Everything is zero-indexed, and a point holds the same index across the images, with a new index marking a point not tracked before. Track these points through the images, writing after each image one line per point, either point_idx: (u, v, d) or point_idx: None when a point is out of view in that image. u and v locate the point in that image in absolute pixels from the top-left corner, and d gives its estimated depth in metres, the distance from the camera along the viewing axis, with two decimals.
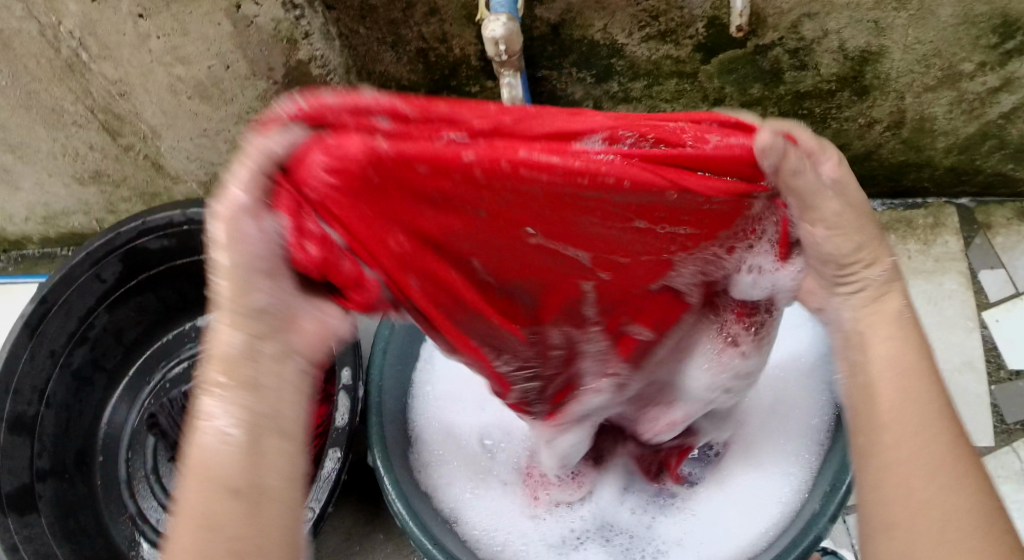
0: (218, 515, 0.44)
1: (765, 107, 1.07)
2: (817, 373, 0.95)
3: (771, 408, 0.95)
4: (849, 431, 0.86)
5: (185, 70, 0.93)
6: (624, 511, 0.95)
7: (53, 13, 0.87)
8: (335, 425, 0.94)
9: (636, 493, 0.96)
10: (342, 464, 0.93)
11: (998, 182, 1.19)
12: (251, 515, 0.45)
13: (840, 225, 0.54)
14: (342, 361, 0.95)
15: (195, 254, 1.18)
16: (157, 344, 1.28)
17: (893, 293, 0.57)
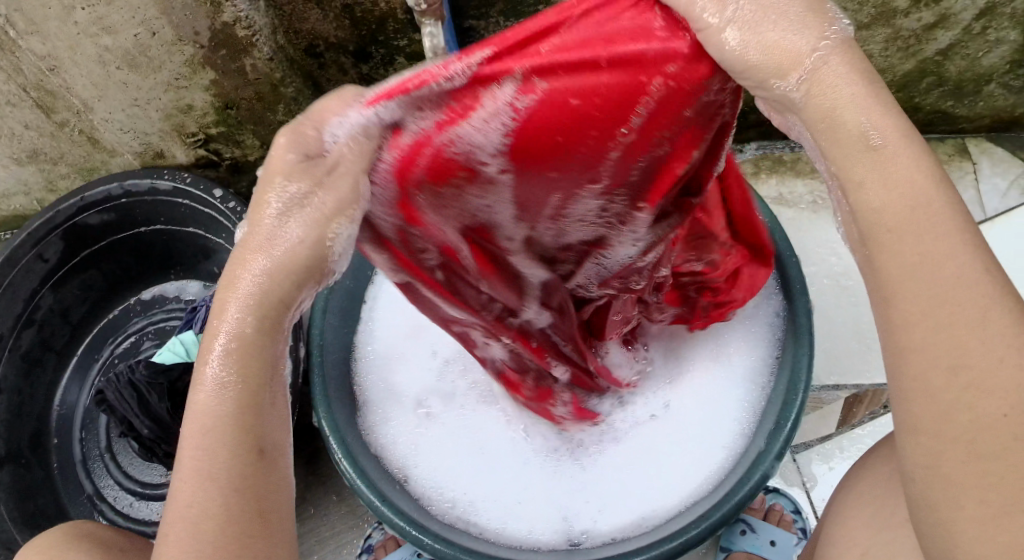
0: (230, 470, 0.46)
1: None
2: (760, 310, 0.96)
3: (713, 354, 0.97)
4: (793, 368, 0.87)
5: (112, 40, 0.91)
6: (562, 462, 0.95)
7: None
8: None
9: (584, 451, 0.96)
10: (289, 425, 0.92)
11: (938, 118, 1.24)
12: (264, 466, 0.47)
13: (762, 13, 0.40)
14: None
15: (136, 226, 1.17)
16: (103, 321, 1.26)
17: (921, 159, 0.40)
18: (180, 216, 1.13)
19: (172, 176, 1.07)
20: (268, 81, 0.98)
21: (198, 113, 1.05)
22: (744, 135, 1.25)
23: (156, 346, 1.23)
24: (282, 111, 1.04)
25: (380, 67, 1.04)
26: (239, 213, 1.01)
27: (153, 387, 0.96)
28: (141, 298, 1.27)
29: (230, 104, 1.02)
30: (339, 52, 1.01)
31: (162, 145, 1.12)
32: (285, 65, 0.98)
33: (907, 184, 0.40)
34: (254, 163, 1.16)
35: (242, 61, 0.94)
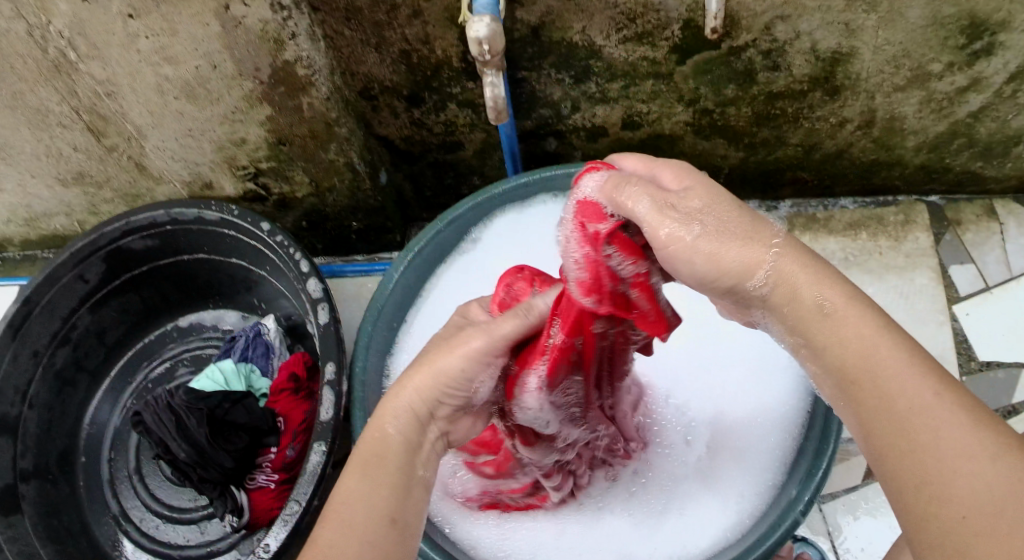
0: None
1: (738, 108, 1.14)
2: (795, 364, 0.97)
3: (750, 402, 0.97)
4: (825, 421, 0.88)
5: (173, 70, 0.92)
6: (622, 499, 0.94)
7: (44, 13, 0.85)
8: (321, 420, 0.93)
9: (635, 508, 0.93)
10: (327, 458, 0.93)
11: (966, 179, 1.27)
12: None
13: (719, 235, 0.59)
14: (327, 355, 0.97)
15: (179, 253, 1.21)
16: (139, 344, 1.29)
17: (798, 276, 0.57)
18: (224, 245, 1.17)
19: (219, 208, 1.09)
20: (323, 120, 1.01)
21: (251, 147, 1.07)
22: (779, 192, 1.35)
23: (191, 373, 1.27)
24: (333, 150, 1.08)
25: (431, 112, 1.10)
26: (284, 245, 1.04)
27: (193, 411, 0.96)
28: (179, 325, 1.31)
29: (283, 140, 1.05)
30: (392, 96, 1.07)
31: (210, 176, 1.14)
32: (340, 104, 1.02)
33: (861, 337, 0.53)
34: (301, 201, 1.20)
35: (300, 100, 0.97)
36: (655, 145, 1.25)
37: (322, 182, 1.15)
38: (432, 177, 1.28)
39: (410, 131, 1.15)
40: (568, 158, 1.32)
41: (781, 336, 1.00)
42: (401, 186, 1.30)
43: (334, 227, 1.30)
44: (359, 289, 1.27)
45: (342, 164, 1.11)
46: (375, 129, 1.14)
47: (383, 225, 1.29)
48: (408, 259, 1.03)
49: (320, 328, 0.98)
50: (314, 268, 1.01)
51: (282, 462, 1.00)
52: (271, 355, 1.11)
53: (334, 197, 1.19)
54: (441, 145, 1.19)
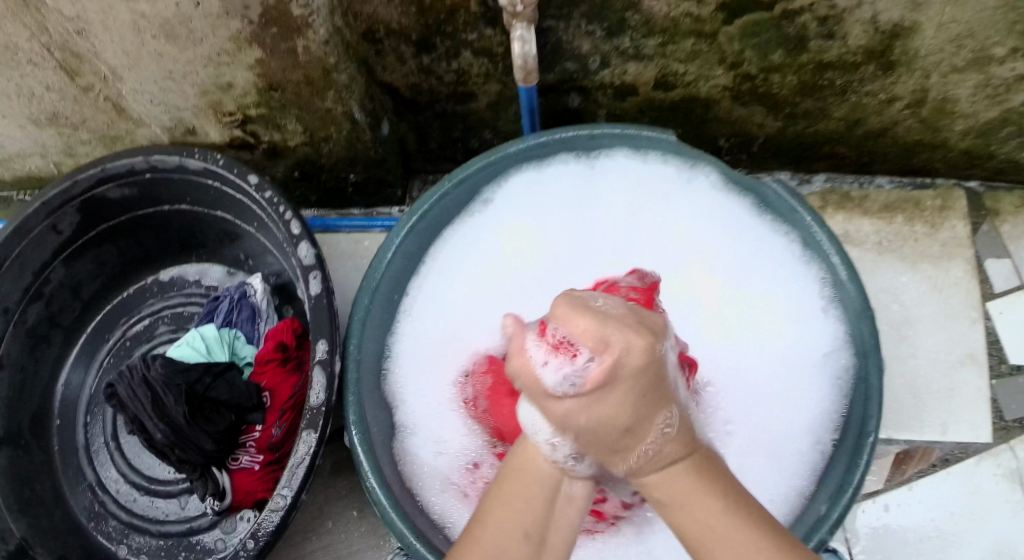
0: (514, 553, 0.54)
1: (783, 75, 1.03)
2: (830, 365, 0.91)
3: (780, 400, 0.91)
4: (859, 429, 0.83)
5: (151, 8, 0.80)
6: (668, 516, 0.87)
7: None
8: (310, 404, 0.83)
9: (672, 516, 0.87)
10: (318, 447, 0.82)
11: (1008, 167, 1.16)
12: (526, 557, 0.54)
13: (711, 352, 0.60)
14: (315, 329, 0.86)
15: (159, 204, 1.12)
16: (115, 300, 1.20)
17: None
18: (209, 196, 1.07)
19: (203, 156, 1.00)
20: (320, 65, 0.89)
21: (238, 93, 0.94)
22: (813, 165, 1.23)
23: (171, 332, 1.18)
24: (331, 99, 0.95)
25: (442, 59, 0.99)
26: (274, 204, 0.94)
27: (170, 388, 0.88)
28: (159, 279, 1.21)
29: (273, 87, 0.92)
30: (401, 40, 0.95)
31: (194, 122, 0.99)
32: (340, 49, 0.89)
33: (701, 515, 0.52)
34: (294, 150, 1.06)
35: (294, 42, 0.85)
36: (687, 108, 1.14)
37: (317, 132, 1.02)
38: (438, 129, 1.14)
39: (418, 78, 1.03)
40: (592, 115, 1.18)
41: (812, 333, 0.93)
42: (404, 138, 1.16)
43: (330, 179, 1.14)
44: (355, 248, 1.14)
45: (339, 114, 0.98)
46: (379, 75, 1.03)
47: (384, 179, 1.14)
48: (410, 222, 0.93)
49: (311, 298, 0.88)
50: (304, 230, 0.91)
51: (268, 442, 0.92)
52: (257, 320, 1.03)
53: (331, 146, 1.06)
54: (451, 95, 1.07)
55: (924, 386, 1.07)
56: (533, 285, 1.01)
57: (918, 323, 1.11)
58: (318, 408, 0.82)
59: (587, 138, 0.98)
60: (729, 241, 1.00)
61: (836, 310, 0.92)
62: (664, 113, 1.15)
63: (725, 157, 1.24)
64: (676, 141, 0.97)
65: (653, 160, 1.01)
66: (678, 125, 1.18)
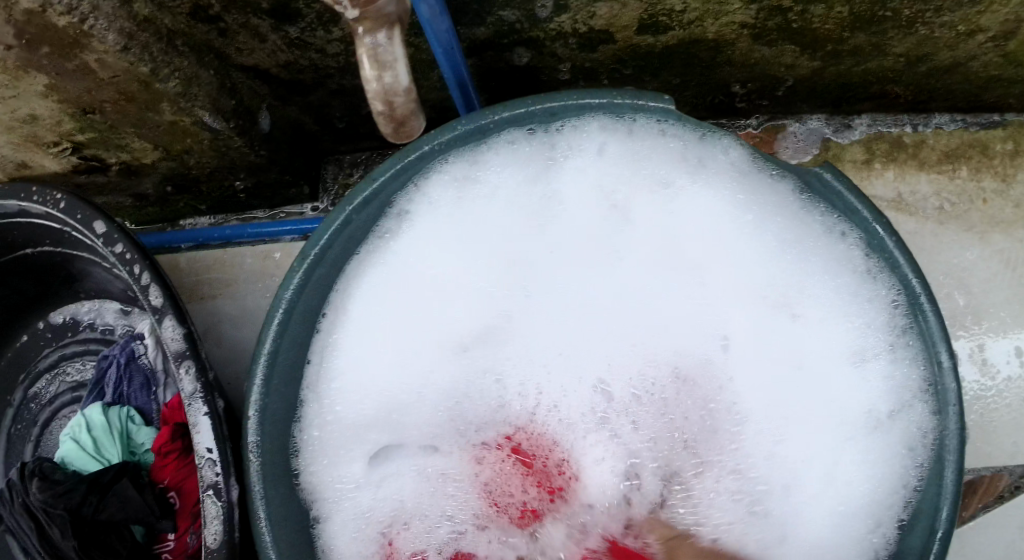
0: None
1: (829, 5, 0.77)
2: (900, 425, 0.70)
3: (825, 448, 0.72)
4: (933, 507, 0.65)
5: None
6: None
7: None
8: (207, 546, 0.67)
9: None
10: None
11: None
12: None
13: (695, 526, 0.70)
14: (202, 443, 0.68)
15: (17, 250, 0.92)
16: (10, 353, 1.05)
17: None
18: (70, 240, 0.86)
19: (43, 198, 0.79)
20: (134, 77, 0.64)
21: (50, 122, 0.70)
22: (855, 106, 0.97)
23: (73, 388, 1.02)
24: (168, 110, 0.70)
25: (318, 28, 0.68)
26: (125, 265, 0.73)
27: (53, 518, 0.76)
28: (51, 324, 1.04)
29: (87, 109, 0.68)
30: (248, 11, 0.65)
31: (20, 156, 0.77)
32: (159, 48, 0.64)
33: None
34: (154, 166, 0.81)
35: (82, 57, 0.61)
36: (689, 52, 0.87)
37: (172, 145, 0.76)
38: (343, 106, 0.84)
39: (291, 55, 0.73)
40: (552, 71, 0.91)
41: (873, 368, 0.71)
42: (300, 122, 0.86)
43: (213, 188, 0.89)
44: (263, 266, 0.90)
45: (189, 126, 0.72)
46: (235, 58, 0.72)
47: (279, 180, 0.89)
48: (301, 270, 0.68)
49: (188, 396, 0.69)
50: (169, 300, 0.71)
51: (184, 553, 0.81)
52: (153, 386, 0.88)
53: (198, 158, 0.80)
54: (345, 66, 0.76)
55: (972, 393, 0.90)
56: (496, 321, 0.78)
57: (990, 314, 0.91)
58: (219, 551, 0.67)
59: (545, 114, 0.69)
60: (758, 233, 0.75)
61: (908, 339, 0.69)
62: (657, 60, 0.88)
63: (739, 103, 0.99)
64: (676, 108, 0.68)
65: (644, 130, 0.74)
66: (677, 71, 0.91)
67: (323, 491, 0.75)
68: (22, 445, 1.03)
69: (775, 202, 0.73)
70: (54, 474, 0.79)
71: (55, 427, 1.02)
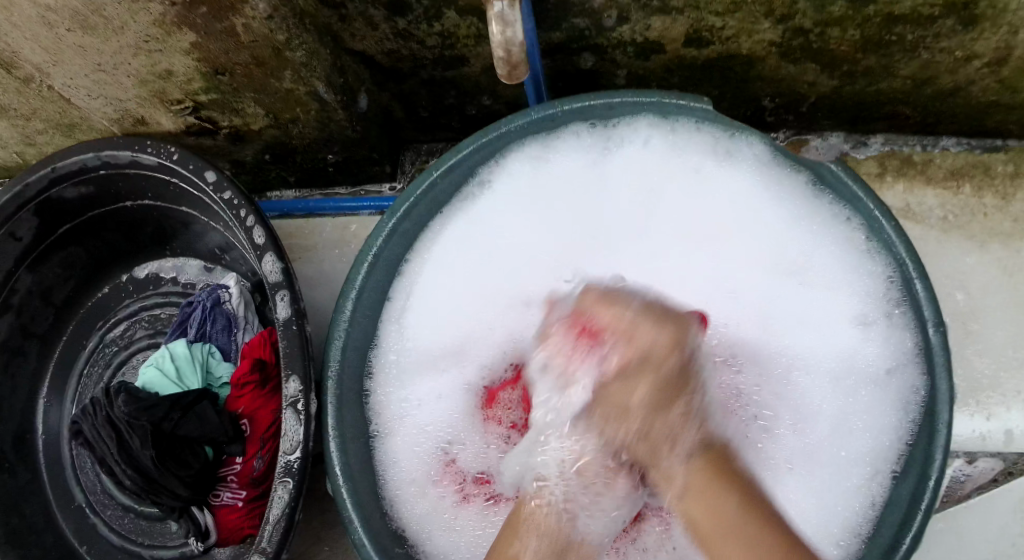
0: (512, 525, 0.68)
1: (844, 28, 0.89)
2: (894, 383, 0.78)
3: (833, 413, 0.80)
4: (924, 460, 0.73)
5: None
6: None
7: None
8: (284, 452, 0.76)
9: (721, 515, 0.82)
10: (294, 503, 0.75)
11: None
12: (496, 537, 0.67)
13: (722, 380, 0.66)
14: (288, 362, 0.78)
15: (119, 201, 1.04)
16: (91, 302, 1.15)
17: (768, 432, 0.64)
18: (172, 193, 0.98)
19: (157, 150, 0.91)
20: (269, 44, 0.77)
21: (181, 80, 0.83)
22: (870, 125, 1.09)
23: (148, 335, 1.12)
24: (289, 78, 0.82)
25: (421, 21, 0.80)
26: (234, 209, 0.84)
27: (136, 430, 0.85)
28: (134, 278, 1.15)
29: (219, 70, 0.81)
30: (369, 1, 0.78)
31: (142, 112, 0.90)
32: (293, 22, 0.76)
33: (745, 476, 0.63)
34: (259, 133, 0.93)
35: (231, 20, 0.73)
36: (725, 65, 0.99)
37: (281, 113, 0.89)
38: (428, 96, 0.96)
39: (395, 44, 0.85)
40: (608, 76, 1.03)
41: (877, 341, 0.79)
42: (389, 108, 0.99)
43: (306, 160, 1.00)
44: (343, 234, 1.00)
45: (302, 94, 0.85)
46: (348, 43, 0.86)
47: (365, 158, 1.00)
48: (391, 223, 0.81)
49: (280, 322, 0.79)
50: (271, 239, 0.81)
51: (248, 476, 0.89)
52: (234, 328, 0.97)
53: (301, 128, 0.92)
54: (438, 59, 0.88)
55: (972, 387, 0.98)
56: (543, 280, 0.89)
57: (988, 315, 1.00)
58: (292, 460, 0.76)
59: (604, 108, 0.82)
60: (780, 218, 0.85)
61: (904, 316, 0.77)
62: (698, 72, 1.00)
63: (768, 117, 1.10)
64: (714, 109, 0.80)
65: (684, 129, 0.85)
66: (715, 82, 1.03)
67: (392, 422, 0.84)
68: (95, 385, 1.12)
69: (797, 193, 0.83)
70: (139, 390, 0.89)
71: (127, 369, 1.11)
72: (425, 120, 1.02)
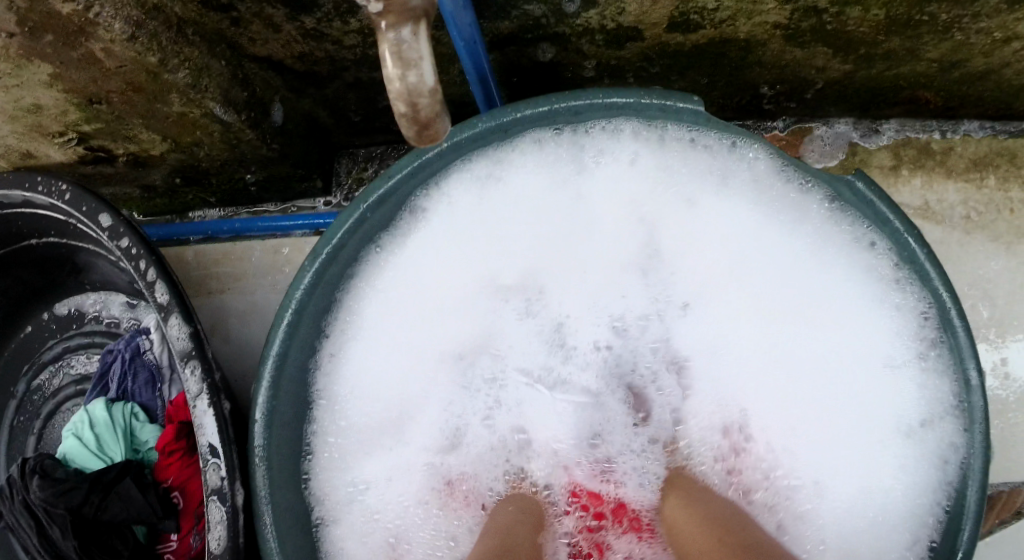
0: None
1: (866, 8, 0.74)
2: (931, 438, 0.68)
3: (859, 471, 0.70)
4: (956, 526, 0.64)
5: None
6: None
7: None
8: (211, 551, 0.66)
9: None
10: None
11: None
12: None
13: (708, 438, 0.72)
14: (206, 445, 0.67)
15: (24, 239, 0.91)
16: (15, 343, 1.03)
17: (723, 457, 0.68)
18: (75, 231, 0.85)
19: (48, 188, 0.77)
20: (141, 67, 0.62)
21: (55, 112, 0.69)
22: (885, 110, 0.95)
23: (76, 382, 1.00)
24: (177, 101, 0.68)
25: (334, 19, 0.65)
26: (129, 260, 0.71)
27: (54, 517, 0.75)
28: (56, 315, 1.02)
29: (93, 98, 0.66)
30: (262, 0, 0.63)
31: (26, 145, 0.76)
32: (168, 38, 0.62)
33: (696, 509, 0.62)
34: (163, 158, 0.79)
35: (86, 47, 0.60)
36: (718, 51, 0.85)
37: (181, 137, 0.74)
38: (359, 100, 0.82)
39: (306, 46, 0.70)
40: (578, 68, 0.89)
41: (905, 387, 0.69)
42: (314, 115, 0.84)
43: (224, 181, 0.87)
44: (273, 260, 0.87)
45: (198, 117, 0.70)
46: (249, 49, 0.70)
47: (291, 174, 0.87)
48: (312, 270, 0.69)
49: (192, 397, 0.68)
50: (175, 298, 0.69)
51: (187, 553, 0.80)
52: (158, 382, 0.86)
53: (207, 150, 0.78)
54: (362, 60, 0.74)
55: (997, 407, 0.88)
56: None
57: (1016, 326, 0.89)
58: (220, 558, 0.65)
59: (569, 114, 0.69)
60: (787, 244, 0.72)
61: (939, 360, 0.67)
62: (687, 60, 0.86)
63: (768, 105, 0.96)
64: (707, 110, 0.68)
65: (675, 134, 0.72)
66: (706, 70, 0.89)
67: (341, 509, 0.74)
68: (25, 437, 1.01)
69: (812, 216, 0.71)
70: (54, 470, 0.79)
71: (57, 421, 1.00)
72: (361, 126, 0.88)
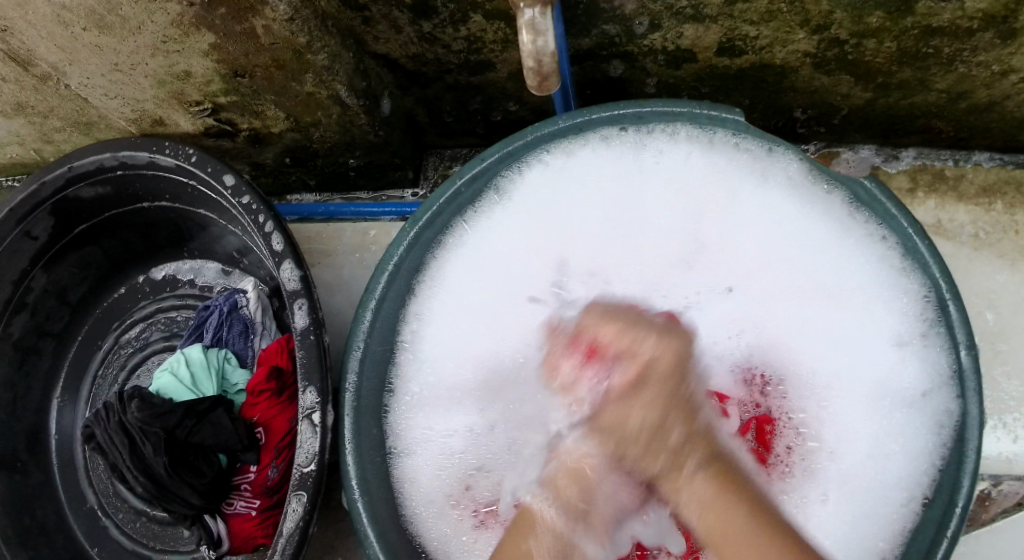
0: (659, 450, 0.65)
1: (880, 40, 0.87)
2: (929, 406, 0.76)
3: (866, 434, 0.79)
4: (952, 485, 0.72)
5: None
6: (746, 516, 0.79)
7: None
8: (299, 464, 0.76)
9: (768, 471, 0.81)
10: (309, 515, 0.75)
11: None
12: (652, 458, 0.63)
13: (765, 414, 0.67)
14: (304, 372, 0.77)
15: (137, 202, 1.04)
16: (108, 302, 1.14)
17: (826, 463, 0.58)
18: (189, 194, 0.97)
19: (175, 152, 0.90)
20: (289, 46, 0.76)
21: (201, 81, 0.83)
22: (902, 139, 1.07)
23: (165, 337, 1.10)
24: (310, 81, 0.81)
25: (448, 25, 0.79)
26: (251, 212, 0.82)
27: (148, 436, 0.85)
28: (151, 278, 1.14)
29: (239, 72, 0.80)
30: (393, 4, 0.76)
31: (160, 113, 0.90)
32: (314, 25, 0.75)
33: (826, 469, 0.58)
34: (279, 136, 0.92)
35: (251, 22, 0.73)
36: (758, 76, 0.97)
37: (302, 117, 0.88)
38: (453, 101, 0.95)
39: (419, 48, 0.84)
40: (637, 84, 1.01)
41: (909, 363, 0.78)
42: (412, 111, 0.97)
43: (329, 164, 0.99)
44: (363, 239, 0.98)
45: (324, 98, 0.84)
46: (371, 46, 0.84)
47: (388, 162, 0.98)
48: (413, 231, 0.82)
49: (297, 330, 0.78)
50: (289, 246, 0.80)
51: (263, 485, 0.89)
52: (251, 334, 0.97)
53: (321, 132, 0.91)
54: (463, 64, 0.87)
55: (1001, 408, 0.96)
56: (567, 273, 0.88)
57: (1018, 335, 0.98)
58: (307, 470, 0.75)
59: (634, 117, 0.81)
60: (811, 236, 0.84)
61: (939, 338, 0.76)
62: (730, 82, 0.99)
63: (799, 128, 1.08)
64: (744, 120, 0.80)
65: (721, 144, 0.84)
66: (746, 93, 1.01)
67: (417, 446, 0.83)
68: (109, 387, 1.11)
69: (834, 210, 0.82)
70: (152, 397, 0.88)
71: (142, 373, 1.09)
72: (450, 126, 1.00)
